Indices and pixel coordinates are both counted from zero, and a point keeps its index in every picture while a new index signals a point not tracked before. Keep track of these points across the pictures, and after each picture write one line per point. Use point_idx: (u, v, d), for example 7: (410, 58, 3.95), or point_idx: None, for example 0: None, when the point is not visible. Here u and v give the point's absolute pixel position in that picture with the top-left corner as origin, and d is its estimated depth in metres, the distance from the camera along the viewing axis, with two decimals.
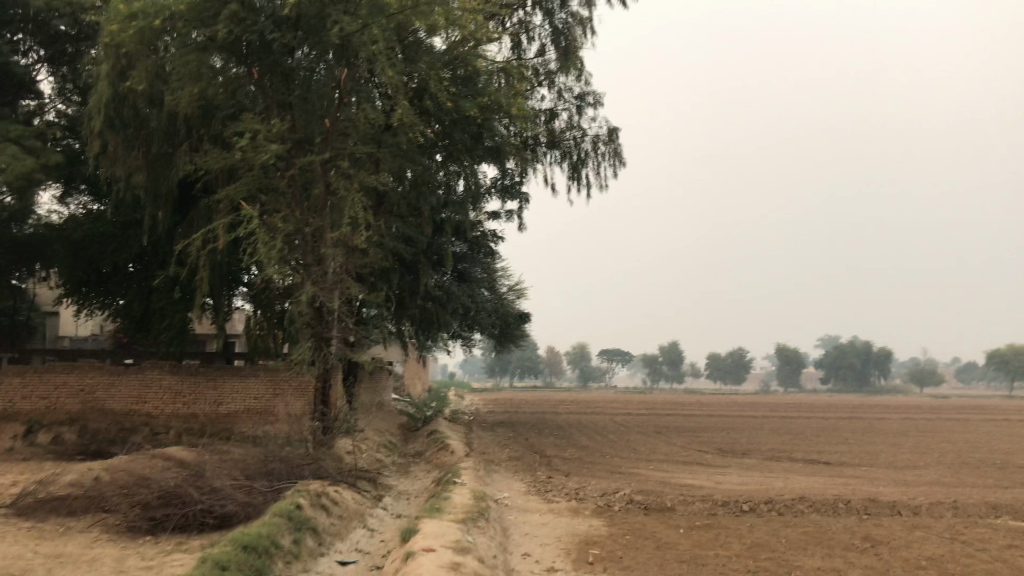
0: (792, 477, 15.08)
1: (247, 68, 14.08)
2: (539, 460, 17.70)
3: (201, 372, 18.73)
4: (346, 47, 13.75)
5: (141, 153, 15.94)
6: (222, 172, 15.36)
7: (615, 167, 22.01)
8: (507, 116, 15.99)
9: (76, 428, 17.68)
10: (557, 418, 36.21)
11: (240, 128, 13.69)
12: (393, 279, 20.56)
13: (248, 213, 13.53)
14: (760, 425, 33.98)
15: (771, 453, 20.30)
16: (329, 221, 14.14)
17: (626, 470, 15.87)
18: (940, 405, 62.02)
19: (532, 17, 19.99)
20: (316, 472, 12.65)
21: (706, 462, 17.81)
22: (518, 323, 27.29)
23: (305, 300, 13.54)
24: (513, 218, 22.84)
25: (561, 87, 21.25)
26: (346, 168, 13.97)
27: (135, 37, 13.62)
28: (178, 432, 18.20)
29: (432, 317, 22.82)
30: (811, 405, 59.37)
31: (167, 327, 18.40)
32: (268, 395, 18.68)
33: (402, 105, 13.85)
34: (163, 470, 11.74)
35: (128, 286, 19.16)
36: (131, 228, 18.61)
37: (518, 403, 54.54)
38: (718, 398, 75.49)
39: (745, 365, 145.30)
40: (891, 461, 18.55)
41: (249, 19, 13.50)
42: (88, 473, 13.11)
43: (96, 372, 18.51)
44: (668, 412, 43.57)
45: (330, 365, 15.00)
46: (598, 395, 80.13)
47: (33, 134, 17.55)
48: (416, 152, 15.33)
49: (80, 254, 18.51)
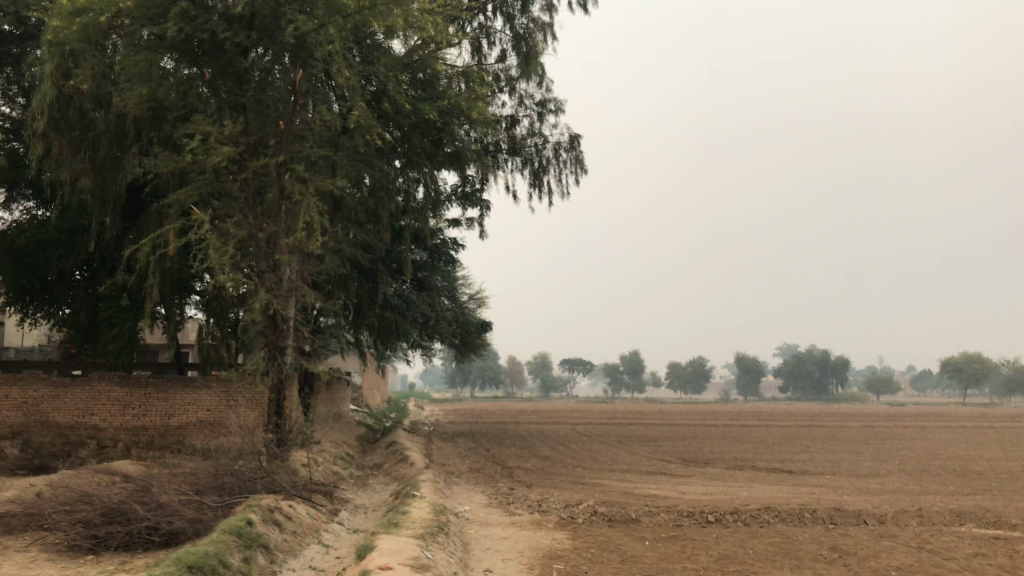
0: (756, 486, 14.95)
1: (199, 69, 13.64)
2: (501, 471, 17.40)
3: (151, 384, 18.11)
4: (301, 48, 13.39)
5: (88, 156, 15.32)
6: (172, 176, 14.85)
7: (576, 175, 21.83)
8: (468, 121, 15.69)
9: (19, 441, 17.01)
10: (520, 428, 36.00)
11: (190, 130, 13.17)
12: (351, 287, 20.16)
13: (199, 218, 13.15)
14: (723, 433, 34.04)
15: (733, 462, 20.21)
16: (285, 227, 13.75)
17: (590, 481, 15.62)
18: (897, 413, 62.99)
19: (492, 22, 19.77)
20: (269, 486, 12.22)
21: (669, 471, 17.64)
22: (479, 333, 27.01)
23: (259, 309, 13.12)
24: (473, 226, 22.58)
25: (523, 94, 21.09)
26: (302, 172, 13.51)
27: (79, 34, 12.96)
28: (126, 445, 17.64)
29: (391, 326, 22.28)
30: (771, 414, 59.80)
31: (116, 336, 17.76)
32: (221, 407, 18.23)
33: (359, 106, 13.53)
34: (108, 485, 11.21)
35: (74, 294, 18.54)
36: (77, 235, 18.00)
37: (480, 413, 54.34)
38: (679, 407, 75.89)
39: (705, 373, 146.91)
40: (853, 469, 18.54)
41: (200, 17, 13.04)
42: (30, 488, 12.54)
43: (40, 384, 17.62)
44: (630, 423, 43.54)
45: (285, 374, 14.56)
46: (559, 405, 79.99)
47: None
48: (373, 156, 15.07)
49: (23, 261, 17.70)
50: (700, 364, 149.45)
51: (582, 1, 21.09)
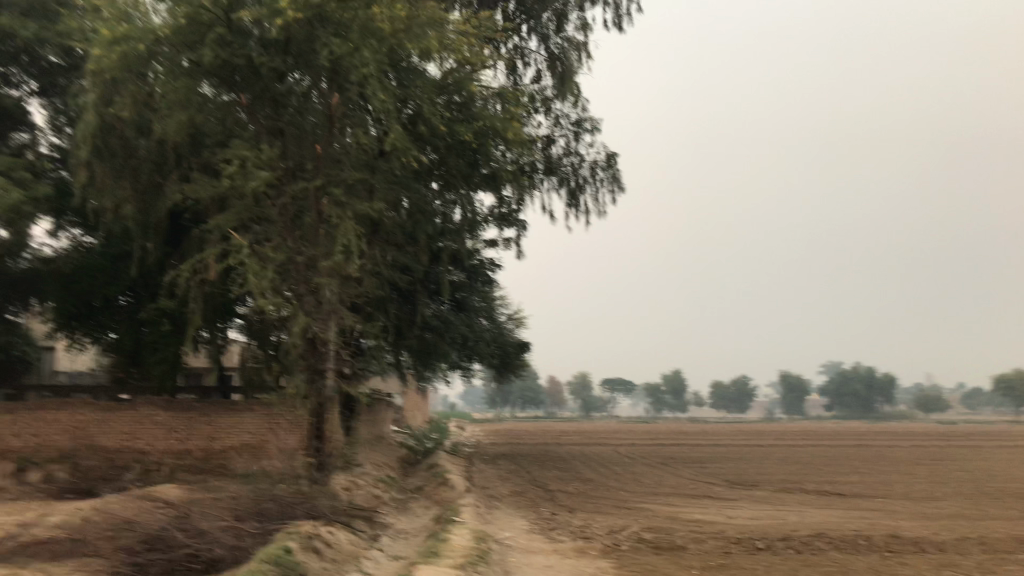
0: (806, 511, 14.52)
1: (236, 95, 13.81)
2: (543, 495, 17.13)
3: (195, 407, 18.18)
4: (336, 71, 13.27)
5: (130, 183, 15.58)
6: (213, 201, 14.84)
7: (614, 194, 21.65)
8: (504, 141, 15.56)
9: (67, 466, 17.26)
10: (562, 449, 35.64)
11: (228, 155, 13.30)
12: (390, 309, 20.19)
13: (238, 243, 13.22)
14: (770, 454, 33.30)
15: (782, 484, 19.69)
16: (323, 250, 13.62)
17: (634, 505, 15.28)
18: (950, 430, 61.37)
19: (527, 43, 19.71)
20: (309, 511, 12.00)
21: (715, 494, 17.21)
22: (519, 353, 26.87)
23: (298, 332, 13.12)
24: (511, 246, 22.42)
25: (558, 113, 20.97)
26: (339, 196, 13.60)
27: (120, 61, 12.99)
28: (171, 469, 17.80)
29: (431, 346, 22.50)
30: (818, 433, 58.60)
31: (159, 360, 17.94)
32: (263, 430, 18.15)
33: (395, 129, 13.51)
34: (149, 511, 11.18)
35: (118, 319, 18.73)
36: (121, 261, 18.25)
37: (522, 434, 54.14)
38: (722, 426, 74.79)
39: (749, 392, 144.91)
40: (907, 491, 17.93)
41: (237, 42, 13.19)
42: (75, 514, 12.60)
43: (89, 409, 17.76)
44: (673, 443, 43.00)
45: (325, 397, 14.54)
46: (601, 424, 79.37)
47: (22, 166, 17.23)
48: (410, 179, 15.09)
49: (70, 287, 18.08)
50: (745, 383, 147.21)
51: (617, 19, 20.95)
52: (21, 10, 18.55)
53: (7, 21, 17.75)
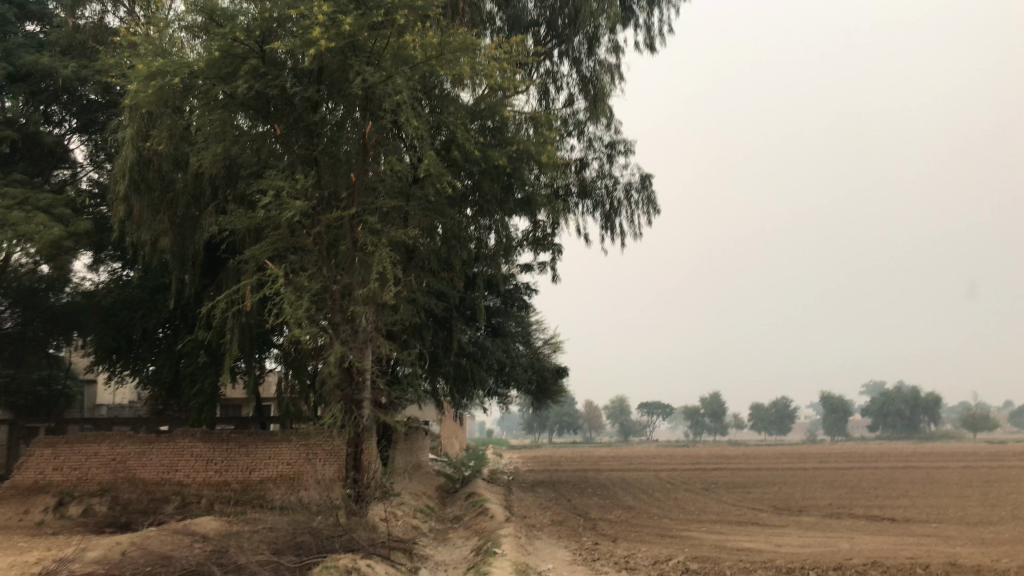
0: (858, 538, 14.04)
1: (271, 125, 13.74)
2: (584, 523, 16.80)
3: (233, 439, 18.10)
4: (370, 99, 13.34)
5: (168, 215, 15.78)
6: (248, 232, 15.16)
7: (650, 216, 21.42)
8: (538, 165, 15.45)
9: (107, 498, 17.54)
10: (601, 475, 35.25)
11: (264, 185, 13.21)
12: (426, 336, 20.10)
13: (274, 273, 13.11)
14: (816, 477, 32.54)
15: (829, 509, 19.14)
16: (358, 278, 13.53)
17: (677, 533, 14.91)
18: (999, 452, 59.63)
19: (559, 66, 19.67)
20: (348, 544, 11.76)
21: (762, 521, 16.77)
22: (556, 379, 26.63)
23: (334, 361, 12.91)
24: (546, 270, 22.28)
25: (591, 136, 20.86)
26: (375, 224, 13.38)
27: (155, 95, 13.21)
28: (209, 501, 17.65)
29: (467, 374, 22.25)
30: (863, 454, 57.35)
31: (197, 393, 17.90)
32: (301, 460, 18.01)
33: (429, 155, 13.44)
34: (188, 545, 11.12)
35: (157, 351, 18.71)
36: (159, 293, 18.31)
37: (559, 460, 53.72)
38: (762, 449, 73.59)
39: (790, 414, 142.67)
40: (962, 516, 17.34)
41: (270, 73, 13.19)
42: (114, 548, 12.59)
43: (128, 441, 18.00)
44: (713, 467, 42.34)
45: (362, 428, 14.16)
46: (639, 449, 78.59)
47: (63, 202, 17.43)
48: (445, 205, 14.96)
49: (109, 321, 18.33)
50: (786, 406, 144.86)
51: (649, 40, 20.85)
52: (61, 49, 18.86)
53: (48, 60, 18.10)
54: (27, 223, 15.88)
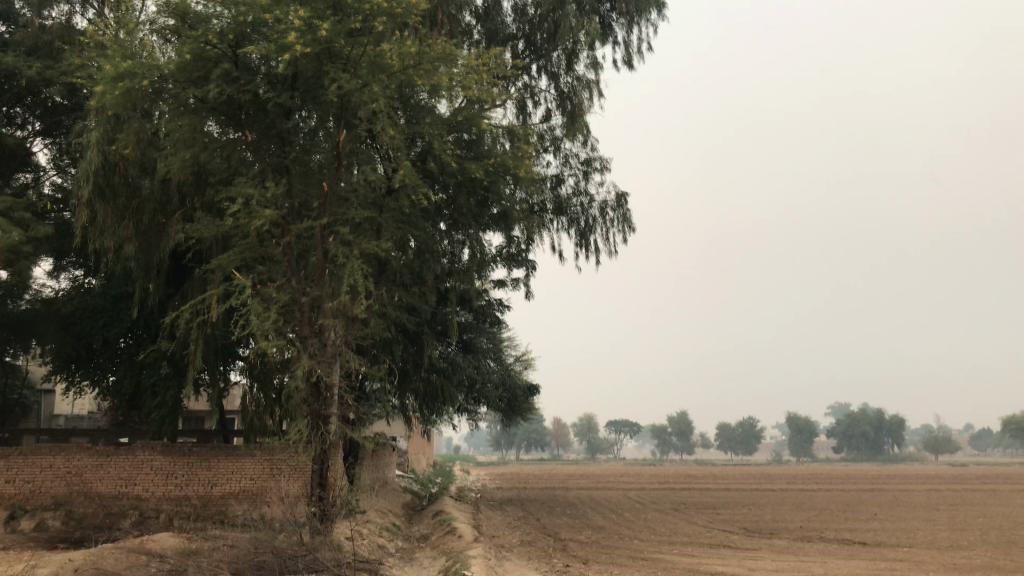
0: (830, 562, 13.92)
1: (242, 132, 13.46)
2: (554, 544, 16.53)
3: (194, 453, 17.59)
4: (345, 107, 13.05)
5: (133, 222, 15.32)
6: (216, 240, 14.72)
7: (624, 234, 21.30)
8: (515, 179, 15.23)
9: (61, 513, 16.92)
10: (569, 494, 34.96)
11: (232, 193, 12.85)
12: (396, 350, 19.77)
13: (241, 283, 12.70)
14: (784, 499, 32.52)
15: (800, 532, 19.01)
16: (328, 290, 13.20)
17: (649, 555, 14.68)
18: (962, 475, 60.19)
19: (537, 81, 19.52)
20: (311, 565, 11.24)
21: (733, 544, 16.60)
22: (526, 396, 26.38)
23: (301, 375, 12.54)
24: (519, 286, 22.05)
25: (567, 153, 20.72)
26: (346, 235, 13.05)
27: (122, 98, 12.76)
28: (169, 516, 17.12)
29: (437, 390, 21.95)
30: (828, 475, 57.57)
31: (158, 405, 17.36)
32: (265, 476, 17.58)
33: (404, 165, 13.17)
34: (144, 565, 10.66)
35: (118, 362, 18.17)
36: (122, 302, 17.82)
37: (526, 476, 53.35)
38: (728, 468, 73.86)
39: (756, 434, 143.51)
40: (932, 540, 17.31)
41: (243, 78, 12.88)
42: (66, 565, 12.11)
43: (85, 453, 17.44)
44: (681, 486, 42.22)
45: (329, 444, 13.72)
46: (605, 466, 78.48)
47: (23, 206, 16.95)
48: (419, 218, 14.71)
49: (69, 329, 17.84)
50: (752, 426, 145.60)
51: (627, 58, 20.79)
52: (26, 50, 18.43)
53: (12, 60, 17.64)
54: None
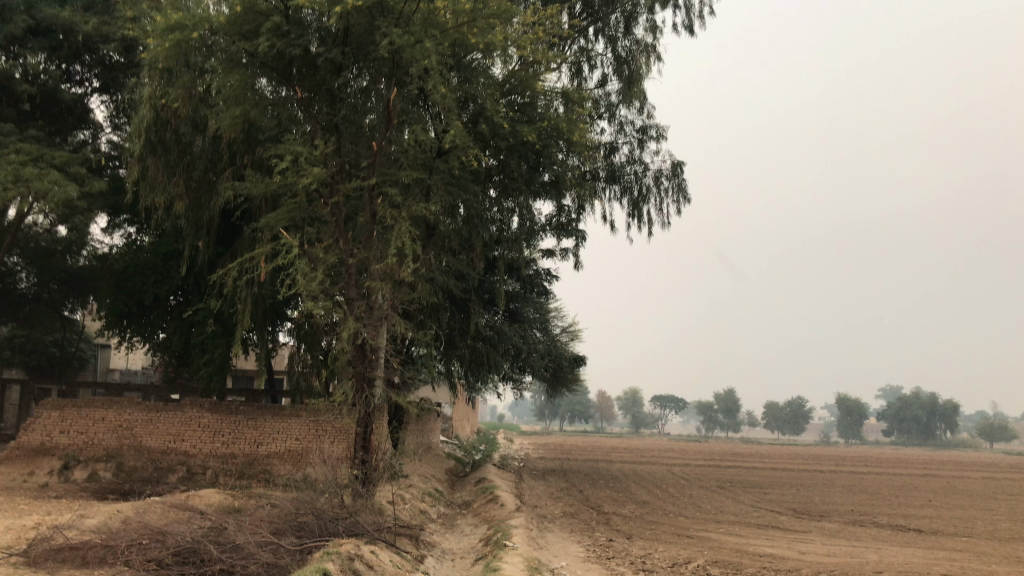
0: (885, 549, 13.40)
1: (292, 89, 13.21)
2: (597, 517, 16.28)
3: (241, 411, 17.70)
4: (397, 64, 12.72)
5: (183, 179, 15.31)
6: (265, 198, 14.59)
7: (679, 204, 20.74)
8: (568, 145, 14.87)
9: (112, 465, 17.16)
10: (613, 467, 34.66)
11: (281, 150, 12.67)
12: (442, 316, 19.60)
13: (289, 242, 12.54)
14: (834, 481, 31.84)
15: (852, 516, 18.44)
16: (376, 253, 12.94)
17: (695, 534, 14.32)
18: (1015, 463, 58.74)
19: (594, 45, 18.99)
20: (351, 529, 11.15)
21: (783, 525, 16.14)
22: (573, 367, 26.07)
23: (347, 338, 12.35)
24: (568, 256, 21.68)
25: (622, 120, 20.20)
26: (395, 197, 12.84)
27: (173, 51, 12.70)
28: (215, 473, 17.28)
29: (483, 358, 21.77)
30: (879, 459, 56.43)
31: (207, 362, 17.35)
32: (310, 437, 17.60)
33: (456, 125, 12.84)
34: (187, 520, 10.58)
35: (169, 319, 18.26)
36: (173, 259, 17.89)
37: (570, 448, 53.26)
38: (775, 448, 72.93)
39: (805, 414, 141.45)
40: (992, 531, 16.63)
41: (293, 32, 12.61)
42: (114, 516, 12.22)
43: (135, 408, 17.60)
44: (728, 463, 41.66)
45: (374, 407, 13.59)
46: (650, 441, 78.11)
47: (78, 161, 16.99)
48: (468, 181, 14.38)
49: (122, 285, 17.94)
50: (801, 406, 143.56)
51: (687, 22, 20.13)
52: (85, 6, 18.52)
53: (70, 15, 17.74)
54: (39, 179, 15.36)
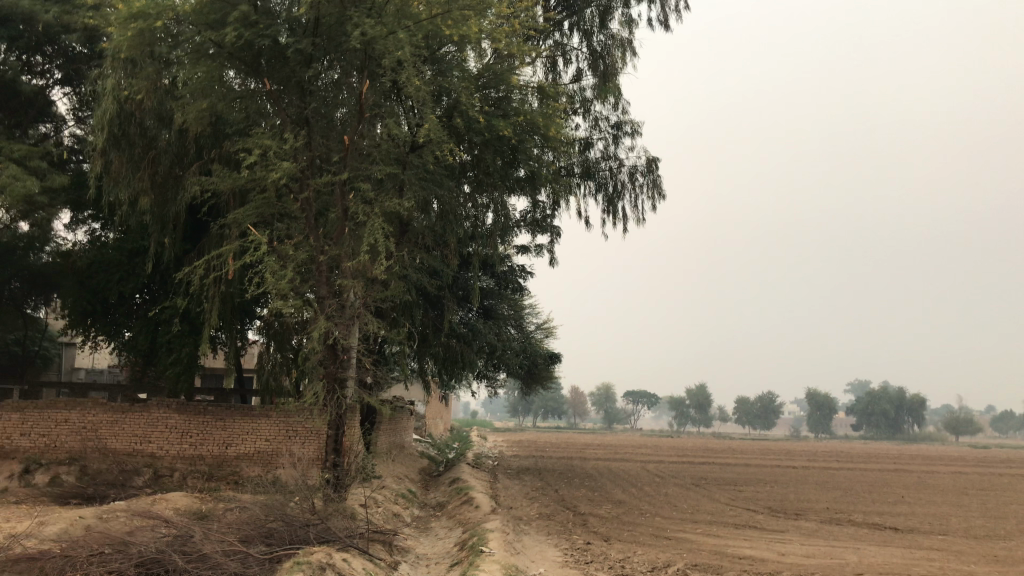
0: (863, 549, 13.30)
1: (262, 82, 12.80)
2: (574, 518, 16.06)
3: (210, 412, 17.26)
4: (369, 56, 12.35)
5: (148, 173, 14.81)
6: (233, 194, 14.23)
7: (653, 201, 20.55)
8: (543, 140, 14.61)
9: (75, 469, 16.54)
10: (589, 464, 34.49)
11: (249, 144, 12.26)
12: (416, 314, 19.27)
13: (257, 239, 12.17)
14: (808, 477, 31.87)
15: (828, 514, 18.38)
16: (348, 249, 12.58)
17: (673, 535, 14.14)
18: (983, 457, 59.36)
19: (569, 39, 18.73)
20: (322, 535, 10.83)
21: (760, 525, 16.02)
22: (548, 365, 25.84)
23: (317, 337, 12.00)
24: (542, 252, 21.44)
25: (597, 115, 19.96)
26: (367, 192, 12.47)
27: (136, 41, 12.35)
28: (183, 474, 16.82)
29: (456, 356, 21.46)
30: (851, 453, 56.75)
31: (173, 362, 16.90)
32: (280, 437, 17.25)
33: (430, 119, 12.52)
34: (151, 528, 10.20)
35: (134, 317, 17.76)
36: (138, 257, 17.38)
37: (544, 445, 53.04)
38: (747, 443, 73.29)
39: (776, 409, 142.62)
40: (967, 528, 16.62)
41: (262, 22, 12.26)
42: (76, 523, 11.81)
43: (99, 410, 17.06)
44: (702, 460, 41.62)
45: (345, 409, 13.28)
46: (623, 437, 78.16)
47: (39, 155, 16.47)
48: (443, 177, 14.08)
49: (85, 284, 17.42)
50: (772, 401, 144.63)
51: (663, 17, 19.93)
52: None
53: (29, 4, 17.20)
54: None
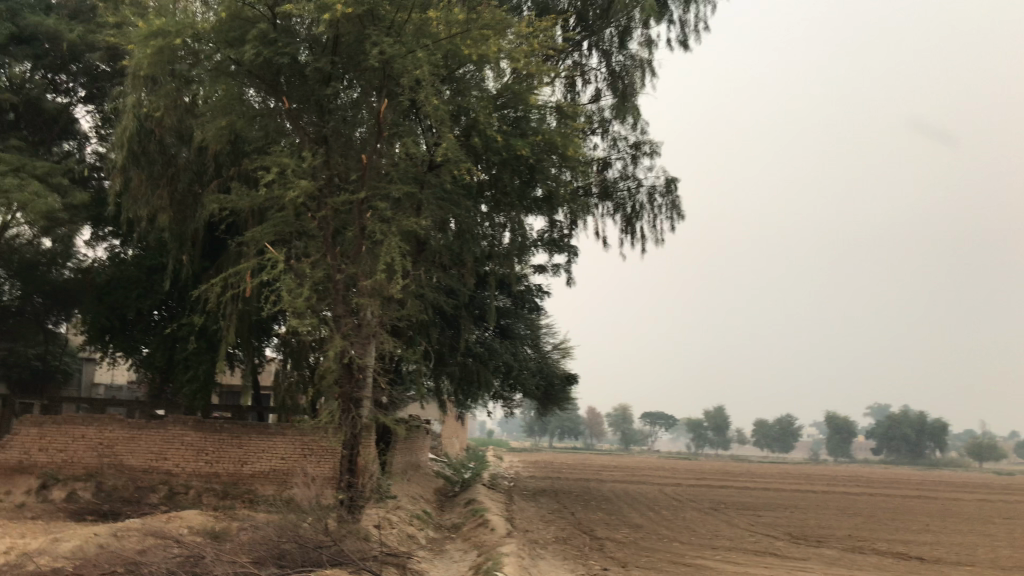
0: None
1: (280, 100, 12.82)
2: (590, 543, 15.82)
3: (225, 429, 17.17)
4: (387, 74, 12.33)
5: (167, 191, 14.94)
6: (252, 212, 14.35)
7: (672, 221, 20.40)
8: (561, 159, 14.59)
9: (92, 485, 16.54)
10: (606, 487, 34.16)
11: (268, 161, 12.22)
12: (432, 333, 19.18)
13: (274, 257, 12.21)
14: (829, 503, 31.41)
15: (850, 542, 18.03)
16: (365, 269, 12.44)
17: (692, 562, 13.87)
18: (1006, 484, 58.46)
19: (588, 59, 18.74)
20: (335, 558, 10.65)
21: (782, 552, 15.69)
22: (564, 386, 25.67)
23: (333, 357, 11.84)
24: (559, 272, 21.31)
25: (616, 135, 19.85)
26: (384, 211, 12.41)
27: (155, 60, 12.34)
28: (198, 492, 16.73)
29: (472, 374, 21.44)
30: (871, 479, 56.00)
31: (190, 379, 16.89)
32: (296, 455, 17.11)
33: (448, 138, 12.38)
34: (164, 548, 10.06)
35: (152, 334, 17.71)
36: (156, 274, 17.39)
37: (560, 467, 52.69)
38: (766, 467, 72.53)
39: (795, 432, 141.24)
40: (995, 559, 16.23)
41: (281, 40, 12.27)
42: (88, 541, 11.68)
43: (116, 426, 17.06)
44: (720, 484, 41.15)
45: (361, 428, 13.13)
46: (640, 459, 77.57)
47: (60, 172, 16.49)
48: (460, 196, 14.16)
49: (104, 300, 17.47)
50: (791, 424, 143.27)
51: (682, 38, 19.87)
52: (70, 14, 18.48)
53: (55, 23, 17.42)
54: (19, 190, 14.80)
